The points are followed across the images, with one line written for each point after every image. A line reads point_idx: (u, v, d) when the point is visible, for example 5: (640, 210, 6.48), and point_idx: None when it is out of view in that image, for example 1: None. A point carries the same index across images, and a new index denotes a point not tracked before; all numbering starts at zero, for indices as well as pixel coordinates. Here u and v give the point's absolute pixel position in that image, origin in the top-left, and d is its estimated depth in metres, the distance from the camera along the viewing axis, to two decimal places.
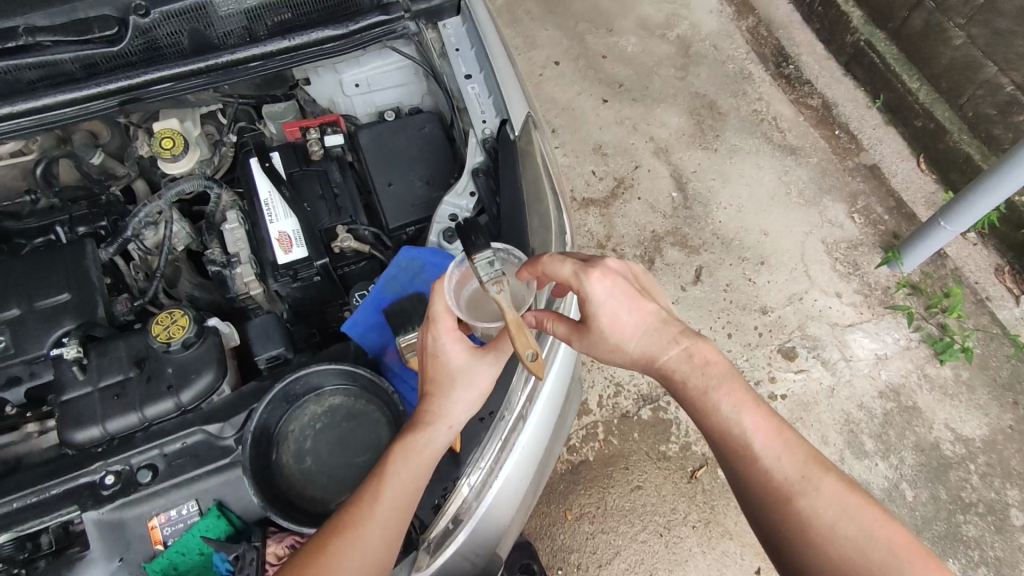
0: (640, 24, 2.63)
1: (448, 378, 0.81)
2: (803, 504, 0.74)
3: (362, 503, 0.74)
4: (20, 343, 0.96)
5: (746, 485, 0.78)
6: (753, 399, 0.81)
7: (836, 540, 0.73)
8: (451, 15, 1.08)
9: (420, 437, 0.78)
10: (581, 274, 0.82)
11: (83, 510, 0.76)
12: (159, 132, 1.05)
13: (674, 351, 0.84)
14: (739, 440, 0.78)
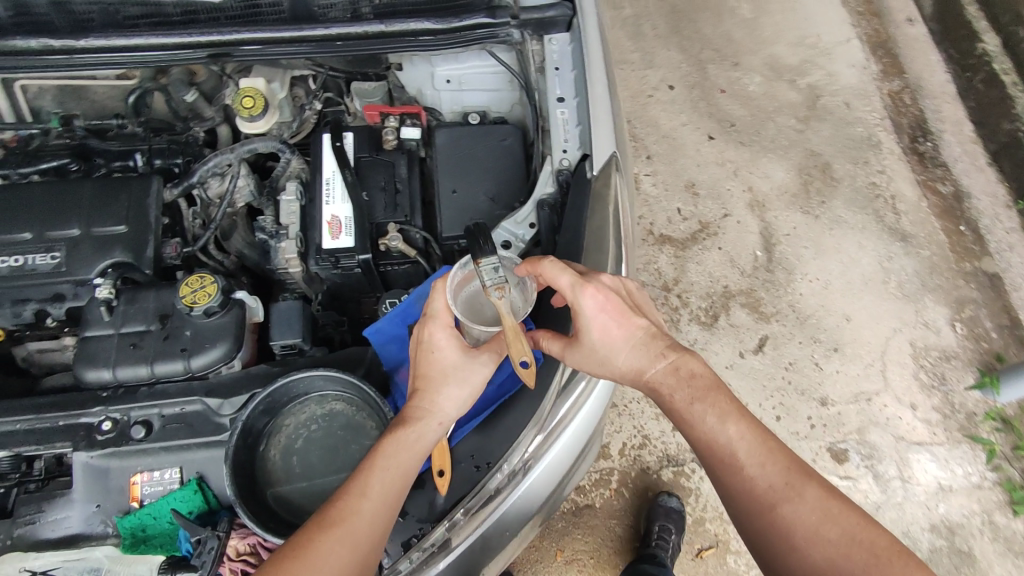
0: (770, 64, 2.46)
1: (441, 374, 0.78)
2: (786, 513, 0.73)
3: (343, 501, 0.70)
4: (71, 263, 0.99)
5: (730, 494, 0.77)
6: (738, 409, 0.79)
7: (819, 546, 0.71)
8: (561, 30, 0.99)
9: (412, 432, 0.75)
10: (575, 285, 0.78)
11: (75, 449, 0.77)
12: (243, 89, 1.04)
13: (663, 364, 0.80)
14: (722, 450, 0.77)
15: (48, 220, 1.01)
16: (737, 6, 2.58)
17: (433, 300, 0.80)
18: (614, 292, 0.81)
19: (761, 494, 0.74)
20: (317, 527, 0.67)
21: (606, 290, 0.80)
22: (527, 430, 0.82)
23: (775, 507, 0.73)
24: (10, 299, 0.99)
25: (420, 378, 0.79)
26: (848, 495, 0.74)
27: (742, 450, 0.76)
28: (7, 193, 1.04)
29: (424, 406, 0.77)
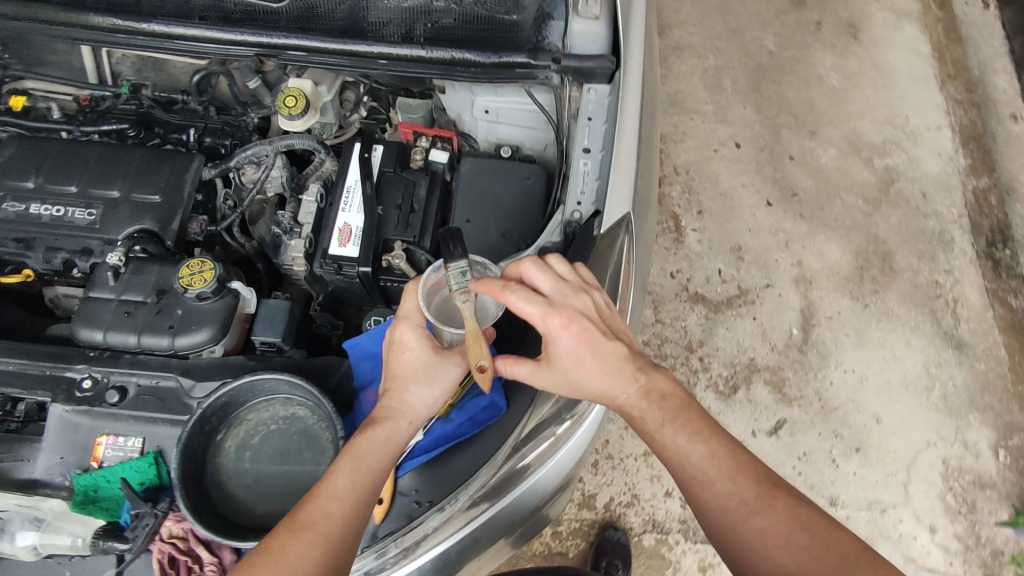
0: (849, 138, 2.35)
1: (412, 374, 0.79)
2: (758, 524, 0.74)
3: (312, 502, 0.70)
4: (105, 222, 1.05)
5: (705, 511, 0.78)
6: (706, 425, 0.81)
7: (793, 556, 0.72)
8: (602, 82, 0.98)
9: (381, 430, 0.75)
10: (540, 312, 0.76)
11: (54, 401, 0.81)
12: (287, 89, 1.08)
13: (636, 386, 0.80)
14: (693, 468, 0.78)
15: (95, 178, 1.08)
16: (826, 72, 2.47)
17: (404, 301, 0.81)
18: (586, 316, 0.78)
19: (733, 506, 0.76)
20: (287, 530, 0.68)
21: (578, 320, 0.77)
22: (475, 476, 0.80)
23: (747, 519, 0.75)
24: (44, 246, 1.05)
25: (389, 379, 0.79)
26: (815, 504, 0.76)
27: (710, 466, 0.78)
28: (66, 147, 1.11)
29: (394, 405, 0.77)
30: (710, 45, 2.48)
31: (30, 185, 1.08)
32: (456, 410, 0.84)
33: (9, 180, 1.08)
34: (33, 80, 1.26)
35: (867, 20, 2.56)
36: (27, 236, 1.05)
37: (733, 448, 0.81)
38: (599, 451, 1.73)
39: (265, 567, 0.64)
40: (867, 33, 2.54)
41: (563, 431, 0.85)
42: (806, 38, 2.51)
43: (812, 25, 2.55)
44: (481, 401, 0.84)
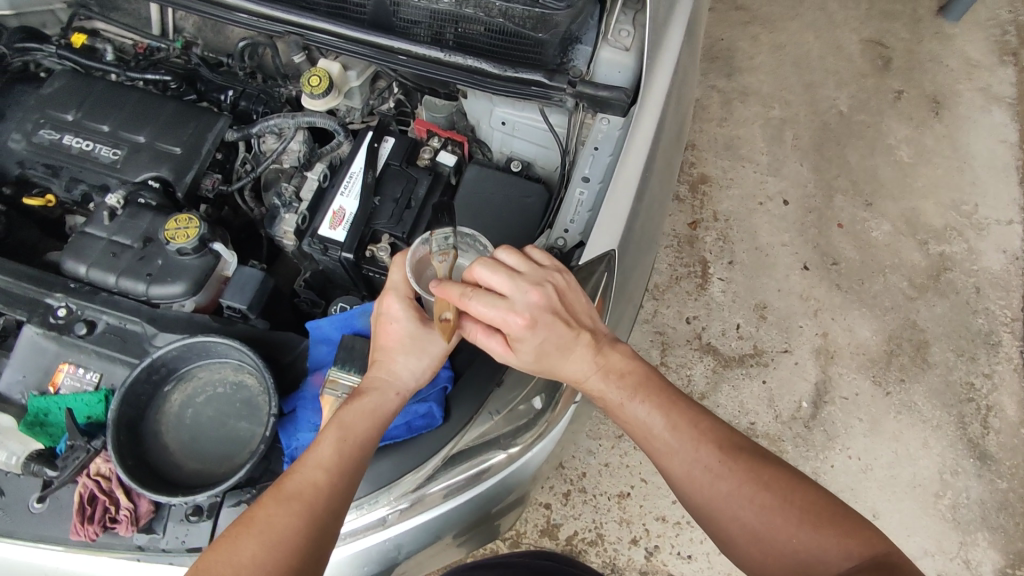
0: (907, 216, 2.23)
1: (399, 344, 0.79)
2: (721, 490, 0.80)
3: (298, 472, 0.70)
4: (125, 164, 1.11)
5: (673, 477, 0.83)
6: (666, 396, 0.84)
7: (757, 510, 0.78)
8: (616, 113, 0.96)
9: (366, 400, 0.76)
10: (499, 313, 0.75)
11: (28, 322, 0.86)
12: (314, 69, 1.10)
13: (602, 364, 0.82)
14: (657, 440, 0.82)
15: (126, 121, 1.14)
16: (897, 144, 2.35)
17: (391, 271, 0.83)
18: (551, 311, 0.77)
19: (699, 473, 0.81)
20: (273, 499, 0.68)
21: (540, 321, 0.76)
22: (397, 483, 0.79)
23: (712, 484, 0.80)
24: (69, 175, 1.12)
25: (377, 350, 0.80)
26: (773, 458, 0.82)
27: (672, 438, 0.82)
28: (109, 89, 1.18)
29: (383, 371, 0.79)
30: (778, 97, 2.40)
31: (69, 117, 1.14)
32: None
33: (52, 110, 1.15)
34: (104, 22, 1.35)
35: (953, 97, 2.43)
36: (56, 163, 1.12)
37: (692, 415, 0.84)
38: (573, 482, 1.72)
39: (251, 536, 0.65)
40: (950, 111, 2.41)
41: (496, 461, 0.82)
42: (881, 105, 2.40)
43: (891, 93, 2.43)
44: (419, 407, 0.81)
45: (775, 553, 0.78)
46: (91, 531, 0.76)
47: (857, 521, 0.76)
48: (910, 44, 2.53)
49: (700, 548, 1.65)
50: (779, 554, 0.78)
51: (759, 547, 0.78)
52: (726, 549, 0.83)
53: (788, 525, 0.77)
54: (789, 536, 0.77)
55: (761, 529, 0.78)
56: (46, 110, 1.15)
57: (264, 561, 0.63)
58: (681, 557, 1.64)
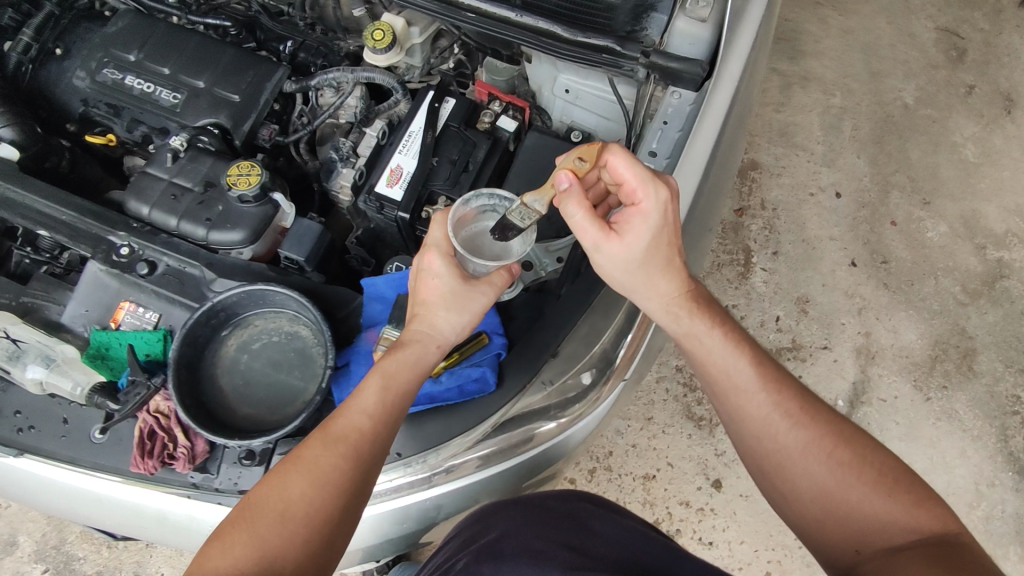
0: (966, 218, 2.14)
1: (439, 299, 0.79)
2: (793, 439, 0.81)
3: (344, 416, 0.71)
4: (186, 108, 1.11)
5: (743, 417, 0.85)
6: (748, 342, 0.86)
7: (827, 463, 0.80)
8: (688, 87, 0.92)
9: (412, 352, 0.76)
10: (645, 179, 0.76)
11: (92, 258, 0.87)
12: (378, 22, 1.07)
13: (680, 289, 0.83)
14: (737, 379, 0.84)
15: (186, 66, 1.14)
16: (962, 142, 2.24)
17: (431, 231, 0.82)
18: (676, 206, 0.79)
19: (775, 417, 0.82)
20: (319, 440, 0.70)
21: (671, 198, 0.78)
22: (446, 445, 0.80)
23: (787, 430, 0.82)
24: (130, 116, 1.13)
25: (418, 305, 0.80)
26: (847, 420, 0.83)
27: (751, 377, 0.83)
28: (171, 31, 1.17)
29: (424, 325, 0.78)
30: (840, 84, 2.30)
31: (132, 58, 1.14)
32: (447, 373, 0.81)
33: (115, 50, 1.14)
34: None
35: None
36: (118, 103, 1.13)
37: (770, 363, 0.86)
38: (599, 460, 1.72)
39: (302, 474, 0.68)
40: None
41: (546, 429, 0.83)
42: (951, 99, 2.29)
43: (962, 87, 2.31)
44: (472, 371, 0.80)
45: (837, 511, 0.78)
46: (150, 466, 0.77)
47: (924, 494, 0.77)
48: (987, 36, 2.39)
49: (722, 535, 1.65)
50: (840, 513, 0.78)
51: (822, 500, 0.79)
52: (782, 499, 0.84)
53: (858, 484, 0.78)
54: (856, 494, 0.78)
55: (829, 482, 0.79)
56: (109, 50, 1.14)
57: (315, 496, 0.67)
58: (703, 543, 1.64)
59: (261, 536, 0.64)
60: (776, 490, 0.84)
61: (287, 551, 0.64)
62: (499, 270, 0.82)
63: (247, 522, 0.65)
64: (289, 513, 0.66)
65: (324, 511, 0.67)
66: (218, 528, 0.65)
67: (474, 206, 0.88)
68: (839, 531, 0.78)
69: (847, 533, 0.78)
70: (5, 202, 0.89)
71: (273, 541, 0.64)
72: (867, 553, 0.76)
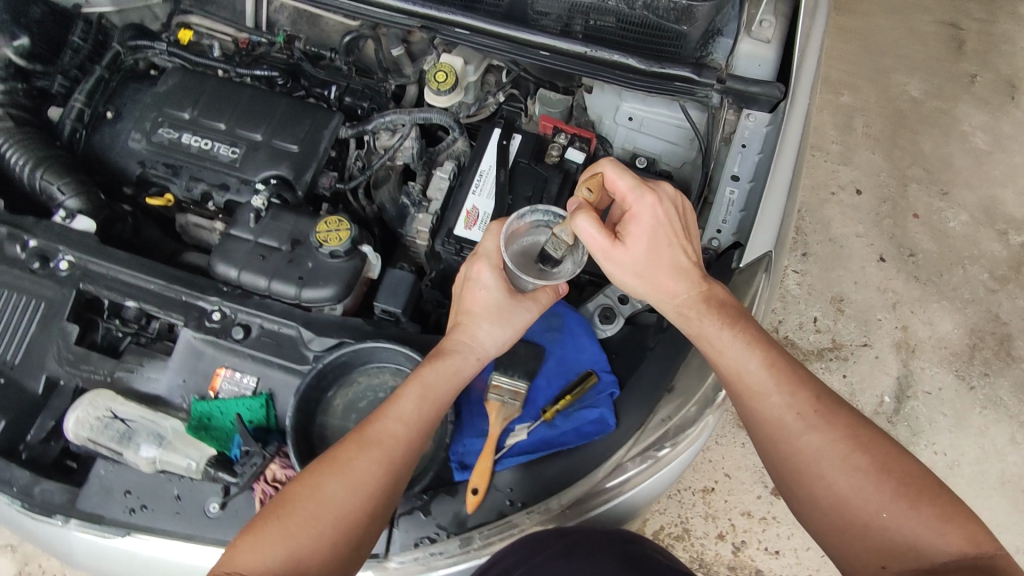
0: (985, 206, 2.17)
1: (484, 311, 0.82)
2: (811, 443, 0.75)
3: (380, 422, 0.73)
4: (245, 162, 1.10)
5: (758, 421, 0.79)
6: (762, 338, 0.79)
7: (850, 475, 0.74)
8: (762, 109, 0.94)
9: (450, 363, 0.78)
10: (636, 187, 0.81)
11: (185, 326, 0.86)
12: (439, 64, 1.08)
13: (696, 291, 0.81)
14: (749, 378, 0.78)
15: (242, 119, 1.12)
16: (972, 131, 2.28)
17: (485, 242, 0.85)
18: (677, 212, 0.82)
19: (791, 419, 0.76)
20: (354, 443, 0.71)
21: (667, 203, 0.81)
22: (567, 489, 0.78)
23: (803, 432, 0.76)
24: (188, 175, 1.11)
25: (462, 313, 0.84)
26: (874, 423, 0.77)
27: (765, 376, 0.77)
28: (222, 85, 1.16)
29: (464, 337, 0.81)
30: (848, 83, 2.33)
31: (186, 116, 1.13)
32: (562, 416, 0.81)
33: (168, 108, 1.13)
34: (198, 15, 1.31)
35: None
36: (176, 162, 1.11)
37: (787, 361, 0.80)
38: None
39: (336, 476, 0.69)
40: None
41: (665, 454, 0.80)
42: (957, 89, 2.33)
43: (966, 76, 2.36)
44: (590, 413, 0.80)
45: (860, 527, 0.73)
46: None
47: (959, 509, 0.72)
48: (985, 24, 2.44)
49: (787, 543, 1.64)
50: (863, 529, 0.73)
51: (842, 514, 0.74)
52: (797, 505, 0.78)
53: (884, 498, 0.72)
54: (880, 506, 0.72)
55: (852, 495, 0.73)
56: (163, 109, 1.13)
57: (346, 499, 0.68)
58: (769, 553, 1.63)
59: (290, 536, 0.65)
60: (793, 496, 0.78)
61: (314, 552, 0.66)
62: (544, 287, 0.84)
63: (279, 520, 0.66)
64: (320, 515, 0.67)
65: (353, 516, 0.68)
66: (250, 524, 0.67)
67: (528, 220, 0.88)
68: (862, 547, 0.73)
69: (870, 551, 0.73)
70: (88, 275, 0.88)
71: (302, 541, 0.65)
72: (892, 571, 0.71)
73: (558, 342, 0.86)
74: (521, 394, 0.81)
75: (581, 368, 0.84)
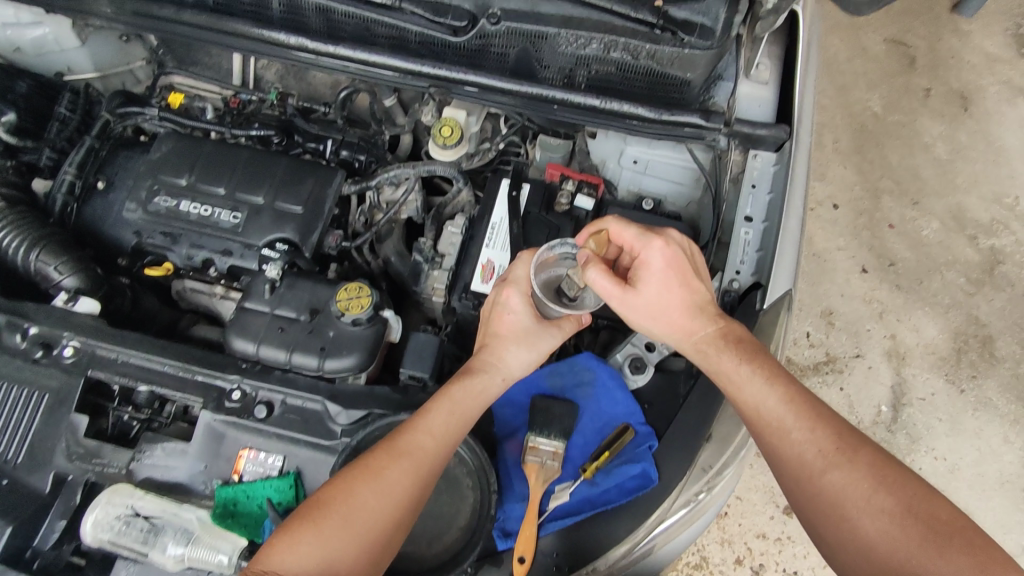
0: (952, 214, 2.16)
1: (512, 334, 0.83)
2: (834, 480, 0.73)
3: (411, 435, 0.75)
4: (248, 227, 1.07)
5: (778, 460, 0.77)
6: (780, 375, 0.79)
7: (876, 519, 0.71)
8: (768, 149, 0.96)
9: (476, 381, 0.80)
10: (645, 235, 0.83)
11: (204, 408, 0.83)
12: (444, 119, 1.09)
13: (711, 327, 0.81)
14: (766, 414, 0.77)
15: (242, 182, 1.10)
16: (933, 142, 2.25)
17: (516, 269, 0.87)
18: (683, 254, 0.84)
19: (811, 456, 0.74)
20: (385, 453, 0.73)
21: (677, 247, 0.83)
22: (614, 547, 0.78)
23: (824, 470, 0.74)
24: (188, 242, 1.08)
25: (489, 336, 0.84)
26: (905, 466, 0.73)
27: (783, 412, 0.76)
28: (218, 148, 1.13)
29: (493, 359, 0.82)
30: None
31: (184, 182, 1.10)
32: (603, 473, 0.79)
33: (164, 175, 1.10)
34: (182, 75, 1.27)
35: (979, 93, 2.32)
36: (175, 231, 1.08)
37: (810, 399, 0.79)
38: None
39: (368, 484, 0.71)
40: (977, 107, 2.30)
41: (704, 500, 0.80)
42: (913, 104, 2.28)
43: (919, 91, 2.31)
44: (631, 469, 0.79)
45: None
46: None
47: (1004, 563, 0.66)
48: (931, 40, 2.38)
49: (804, 563, 1.62)
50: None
51: (870, 561, 0.71)
52: (826, 549, 0.75)
53: (915, 545, 0.68)
54: (911, 554, 0.68)
55: (880, 541, 0.70)
56: (158, 176, 1.10)
57: (376, 508, 0.70)
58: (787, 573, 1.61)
59: (321, 541, 0.67)
60: (820, 538, 0.75)
61: (342, 557, 0.67)
62: (569, 316, 0.86)
63: (313, 524, 0.68)
64: (350, 520, 0.69)
65: (380, 525, 0.70)
66: (284, 525, 0.69)
67: (558, 251, 0.87)
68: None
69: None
70: (96, 360, 0.84)
71: (332, 546, 0.67)
72: None
73: (591, 397, 0.84)
74: (560, 454, 0.78)
75: (617, 420, 0.83)
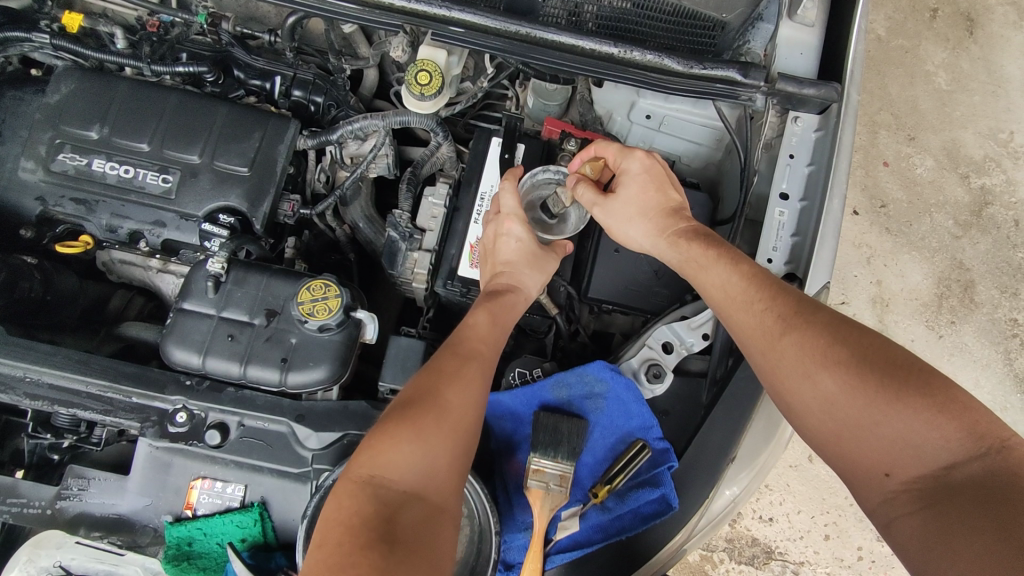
0: (949, 148, 1.76)
1: (518, 261, 0.80)
2: (790, 345, 0.64)
3: (467, 340, 0.71)
4: (183, 193, 0.87)
5: (738, 335, 0.68)
6: (734, 250, 0.71)
7: (835, 372, 0.61)
8: (811, 111, 0.82)
9: (507, 299, 0.78)
10: (623, 147, 0.80)
11: (143, 435, 0.69)
12: (420, 61, 0.84)
13: (685, 223, 0.76)
14: (727, 290, 0.69)
15: (171, 136, 0.88)
16: (934, 70, 1.82)
17: (505, 199, 0.81)
18: (664, 162, 0.80)
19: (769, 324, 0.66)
20: (451, 357, 0.68)
21: (655, 154, 0.79)
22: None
23: (780, 337, 0.65)
24: (107, 211, 0.88)
25: (500, 265, 0.81)
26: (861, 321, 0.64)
27: (740, 284, 0.68)
28: (136, 89, 0.90)
29: (513, 280, 0.79)
30: None
31: (94, 136, 0.88)
32: (615, 498, 0.71)
33: (68, 126, 0.88)
34: None
35: (987, 14, 1.87)
36: (89, 196, 0.87)
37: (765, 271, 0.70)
38: None
39: (450, 385, 0.64)
40: (985, 30, 1.86)
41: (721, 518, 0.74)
42: (917, 26, 1.83)
43: (925, 12, 1.85)
44: (650, 493, 0.70)
45: (855, 433, 0.60)
46: None
47: (955, 394, 0.59)
48: None
49: (779, 508, 1.39)
50: (863, 438, 0.60)
51: (833, 419, 0.61)
52: (794, 426, 0.66)
53: (875, 394, 0.59)
54: (873, 408, 0.59)
55: (842, 395, 0.60)
56: (61, 126, 0.88)
57: (468, 406, 0.64)
58: (762, 520, 1.39)
59: (426, 435, 0.60)
60: (787, 416, 0.66)
61: (450, 453, 0.61)
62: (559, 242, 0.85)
63: (409, 423, 0.60)
64: (444, 416, 0.62)
65: (477, 419, 0.64)
66: (371, 433, 0.60)
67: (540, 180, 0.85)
68: (858, 454, 0.60)
69: (866, 456, 0.60)
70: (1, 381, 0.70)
71: (438, 442, 0.60)
72: (899, 478, 0.58)
73: (602, 410, 0.73)
74: (568, 480, 0.68)
75: (630, 436, 0.73)
